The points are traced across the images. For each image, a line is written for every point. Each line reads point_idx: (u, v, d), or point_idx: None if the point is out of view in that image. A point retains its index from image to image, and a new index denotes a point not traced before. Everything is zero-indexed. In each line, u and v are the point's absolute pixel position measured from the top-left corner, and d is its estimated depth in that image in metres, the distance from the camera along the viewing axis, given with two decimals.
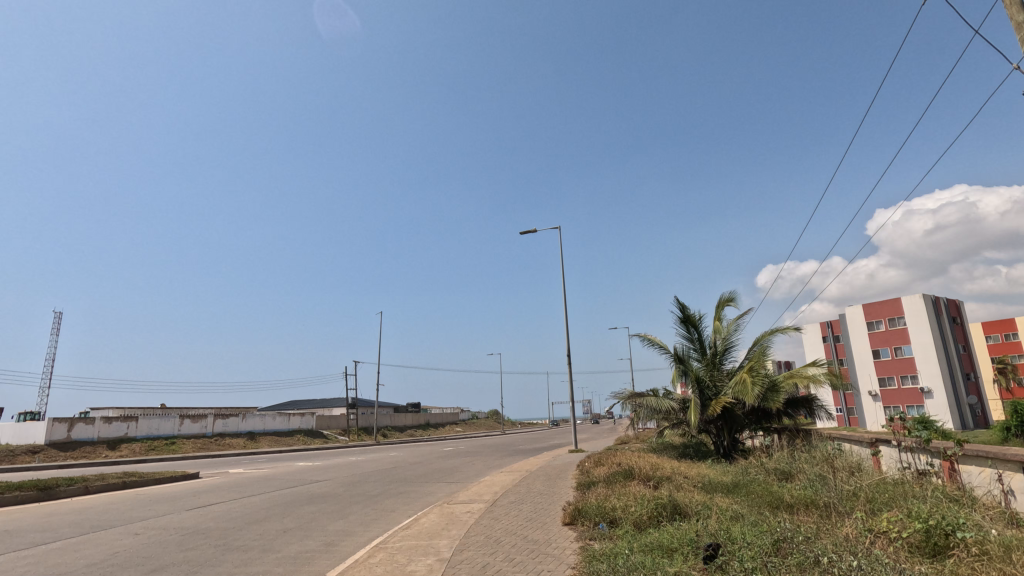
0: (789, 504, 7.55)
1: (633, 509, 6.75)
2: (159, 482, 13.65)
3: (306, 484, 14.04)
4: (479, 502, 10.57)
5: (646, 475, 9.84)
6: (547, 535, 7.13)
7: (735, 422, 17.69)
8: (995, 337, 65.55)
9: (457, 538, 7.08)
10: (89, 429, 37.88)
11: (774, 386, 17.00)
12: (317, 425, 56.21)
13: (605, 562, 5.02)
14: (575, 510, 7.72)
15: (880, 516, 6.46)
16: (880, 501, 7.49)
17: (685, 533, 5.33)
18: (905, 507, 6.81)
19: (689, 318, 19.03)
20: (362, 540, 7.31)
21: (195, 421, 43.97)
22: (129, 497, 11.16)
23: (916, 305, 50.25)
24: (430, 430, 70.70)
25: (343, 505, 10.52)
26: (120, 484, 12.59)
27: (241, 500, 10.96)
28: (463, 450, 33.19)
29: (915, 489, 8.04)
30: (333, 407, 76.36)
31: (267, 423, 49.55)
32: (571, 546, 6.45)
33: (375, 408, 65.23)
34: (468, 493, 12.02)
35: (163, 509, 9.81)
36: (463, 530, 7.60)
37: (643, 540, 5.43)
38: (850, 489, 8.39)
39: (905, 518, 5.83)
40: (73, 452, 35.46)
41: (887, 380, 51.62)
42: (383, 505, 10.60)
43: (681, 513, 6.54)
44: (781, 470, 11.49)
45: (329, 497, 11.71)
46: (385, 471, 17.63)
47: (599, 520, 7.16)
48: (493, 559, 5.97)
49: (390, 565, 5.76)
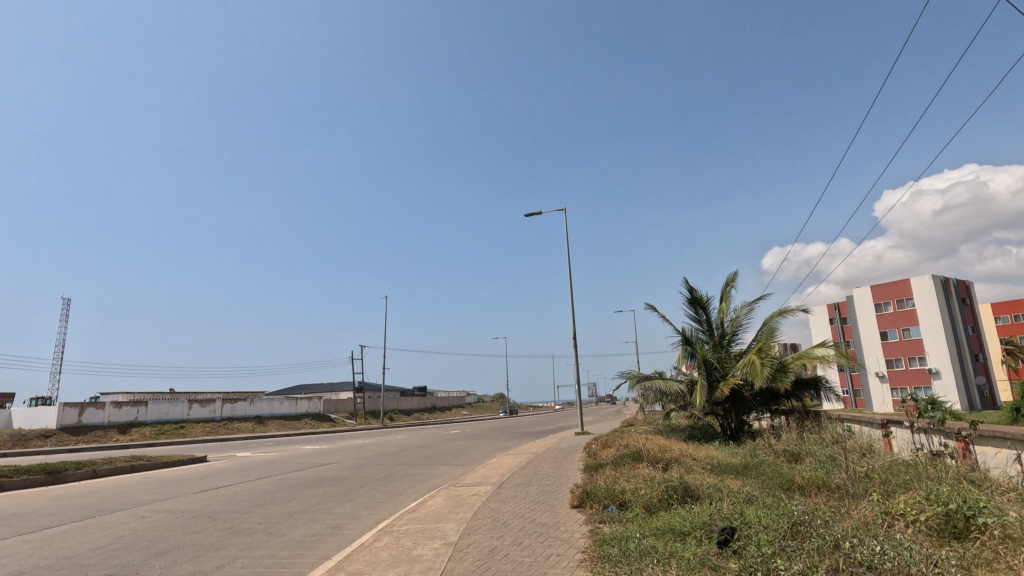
0: (800, 486, 7.48)
1: (643, 492, 6.61)
2: (166, 465, 13.68)
3: (313, 466, 14.08)
4: (486, 484, 10.55)
5: (655, 458, 9.71)
6: (555, 519, 7.00)
7: (742, 404, 17.59)
8: (1004, 317, 65.13)
9: (464, 521, 7.01)
10: (100, 414, 38.33)
11: (783, 367, 16.86)
12: (324, 409, 56.67)
13: (615, 546, 4.90)
14: (583, 493, 7.61)
15: (896, 497, 6.32)
16: (894, 483, 7.39)
17: (698, 516, 5.15)
18: (921, 489, 6.70)
19: (698, 298, 18.82)
20: (369, 523, 7.25)
21: (204, 406, 44.44)
22: (138, 480, 11.20)
23: (925, 287, 49.84)
24: (437, 413, 71.30)
25: (349, 488, 10.50)
26: (129, 467, 12.65)
27: (248, 484, 10.98)
28: (469, 432, 33.41)
29: (929, 471, 7.90)
30: (340, 391, 77.21)
31: (274, 406, 50.08)
32: (579, 529, 6.34)
33: (382, 392, 65.63)
34: (474, 475, 11.97)
35: (171, 492, 9.84)
36: (470, 513, 7.53)
37: (654, 523, 5.27)
38: (863, 471, 8.27)
39: (924, 501, 5.66)
40: (85, 436, 35.90)
41: (895, 361, 51.32)
42: (390, 487, 10.59)
43: (692, 495, 6.37)
44: (790, 451, 11.46)
45: (335, 480, 11.72)
46: (391, 454, 17.65)
47: (608, 502, 7.02)
48: (500, 543, 5.88)
49: (396, 549, 5.67)
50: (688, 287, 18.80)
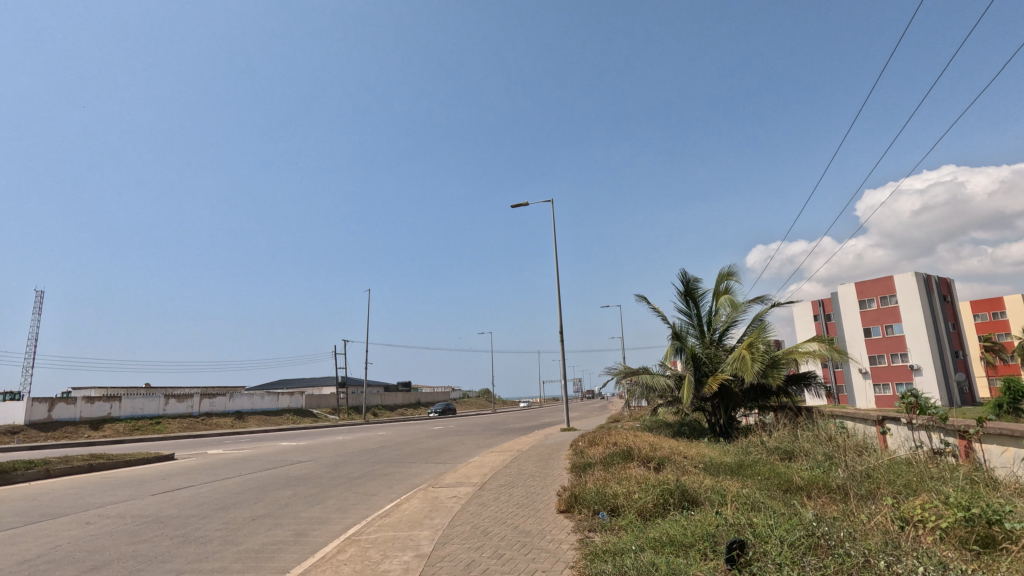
0: (800, 488, 7.03)
1: (636, 496, 6.06)
2: (128, 464, 12.93)
3: (286, 465, 13.37)
4: (467, 485, 9.97)
5: (646, 457, 9.22)
6: (540, 526, 6.48)
7: (731, 400, 17.26)
8: (982, 315, 66.28)
9: (440, 529, 6.43)
10: (71, 409, 37.06)
11: (773, 363, 16.55)
12: (307, 405, 55.66)
13: (609, 561, 4.34)
14: (571, 497, 7.07)
15: (907, 499, 5.84)
16: (899, 483, 6.97)
17: (700, 525, 4.62)
18: (931, 490, 6.23)
19: (690, 291, 18.42)
20: (336, 530, 6.62)
21: (181, 401, 43.29)
22: (93, 481, 10.44)
23: (908, 284, 50.36)
24: (421, 408, 70.66)
25: (321, 489, 9.89)
26: (86, 467, 11.86)
27: (213, 484, 10.30)
28: (452, 428, 32.80)
29: (933, 471, 7.52)
30: (323, 386, 76.06)
31: (255, 402, 49.03)
32: (567, 539, 5.79)
33: (365, 387, 64.78)
34: (455, 475, 11.38)
35: (126, 494, 9.13)
36: (447, 519, 6.94)
37: (652, 533, 4.73)
38: (863, 470, 7.85)
39: (942, 505, 5.16)
40: (55, 432, 34.64)
41: (878, 358, 51.62)
42: (365, 488, 9.97)
43: (690, 500, 5.85)
44: (784, 450, 11.10)
45: (308, 479, 11.07)
46: (370, 451, 16.99)
47: (599, 508, 6.47)
48: (479, 555, 5.29)
49: (360, 564, 5.04)
50: (681, 280, 18.37)
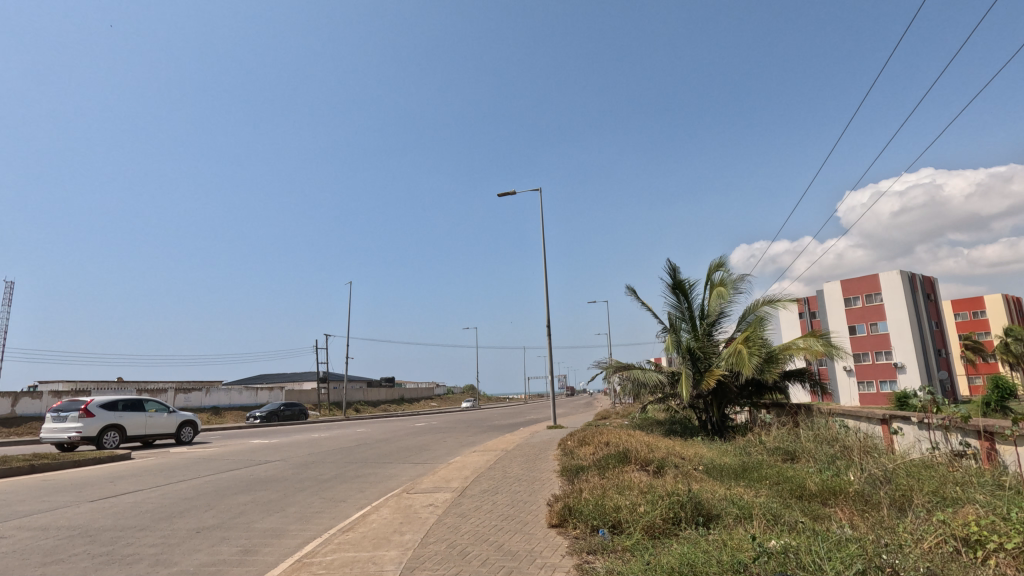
0: (816, 495, 6.30)
1: (642, 511, 5.26)
2: (77, 464, 11.84)
3: (250, 465, 12.33)
4: (445, 490, 9.05)
5: (644, 460, 8.42)
6: (530, 545, 5.64)
7: (725, 397, 16.61)
8: (963, 314, 66.93)
9: (409, 549, 5.55)
10: (36, 404, 35.35)
11: (769, 358, 15.90)
12: (286, 400, 54.25)
13: None
14: (564, 510, 6.24)
15: (947, 511, 5.11)
16: (926, 490, 6.26)
17: (730, 553, 3.78)
18: (971, 501, 5.49)
19: (679, 284, 17.71)
20: (291, 546, 5.72)
21: (154, 396, 41.68)
22: (28, 484, 9.37)
23: (893, 282, 50.55)
24: (405, 404, 69.73)
25: (285, 493, 8.94)
26: (27, 468, 10.77)
27: (165, 488, 9.29)
28: (435, 425, 31.76)
29: (959, 475, 6.84)
30: (304, 381, 74.69)
31: (232, 397, 47.54)
32: (564, 563, 4.96)
33: (348, 382, 63.56)
34: (433, 478, 10.49)
35: (62, 500, 8.10)
36: (420, 536, 6.08)
37: (667, 562, 3.88)
38: (881, 473, 7.15)
39: (1000, 521, 4.40)
40: (17, 427, 32.98)
41: (862, 355, 51.70)
42: (333, 492, 9.05)
43: (705, 514, 5.08)
44: (785, 451, 10.42)
45: (273, 482, 10.11)
46: (347, 450, 16.02)
47: (598, 524, 5.62)
48: None
49: None
50: (670, 271, 17.65)
